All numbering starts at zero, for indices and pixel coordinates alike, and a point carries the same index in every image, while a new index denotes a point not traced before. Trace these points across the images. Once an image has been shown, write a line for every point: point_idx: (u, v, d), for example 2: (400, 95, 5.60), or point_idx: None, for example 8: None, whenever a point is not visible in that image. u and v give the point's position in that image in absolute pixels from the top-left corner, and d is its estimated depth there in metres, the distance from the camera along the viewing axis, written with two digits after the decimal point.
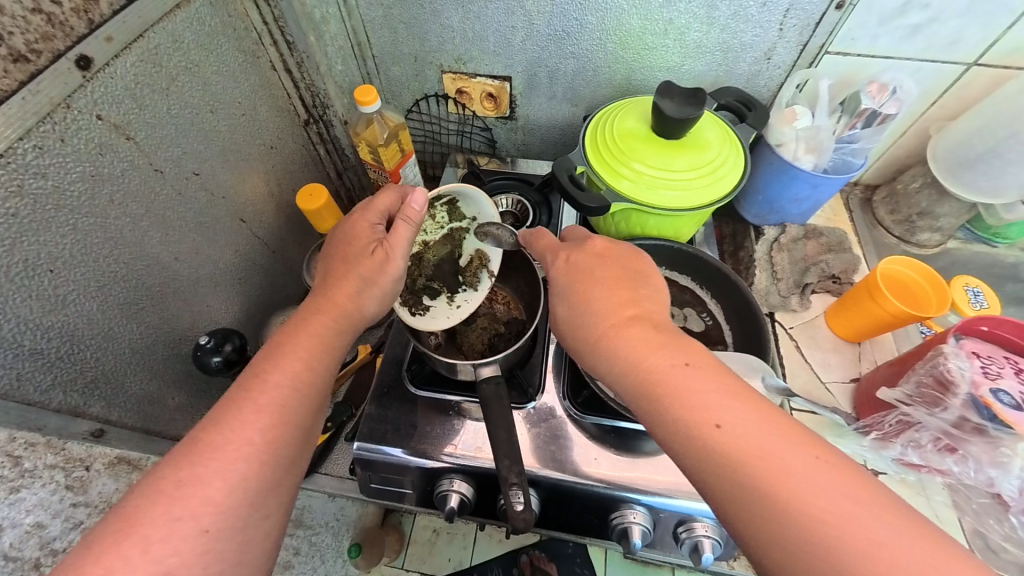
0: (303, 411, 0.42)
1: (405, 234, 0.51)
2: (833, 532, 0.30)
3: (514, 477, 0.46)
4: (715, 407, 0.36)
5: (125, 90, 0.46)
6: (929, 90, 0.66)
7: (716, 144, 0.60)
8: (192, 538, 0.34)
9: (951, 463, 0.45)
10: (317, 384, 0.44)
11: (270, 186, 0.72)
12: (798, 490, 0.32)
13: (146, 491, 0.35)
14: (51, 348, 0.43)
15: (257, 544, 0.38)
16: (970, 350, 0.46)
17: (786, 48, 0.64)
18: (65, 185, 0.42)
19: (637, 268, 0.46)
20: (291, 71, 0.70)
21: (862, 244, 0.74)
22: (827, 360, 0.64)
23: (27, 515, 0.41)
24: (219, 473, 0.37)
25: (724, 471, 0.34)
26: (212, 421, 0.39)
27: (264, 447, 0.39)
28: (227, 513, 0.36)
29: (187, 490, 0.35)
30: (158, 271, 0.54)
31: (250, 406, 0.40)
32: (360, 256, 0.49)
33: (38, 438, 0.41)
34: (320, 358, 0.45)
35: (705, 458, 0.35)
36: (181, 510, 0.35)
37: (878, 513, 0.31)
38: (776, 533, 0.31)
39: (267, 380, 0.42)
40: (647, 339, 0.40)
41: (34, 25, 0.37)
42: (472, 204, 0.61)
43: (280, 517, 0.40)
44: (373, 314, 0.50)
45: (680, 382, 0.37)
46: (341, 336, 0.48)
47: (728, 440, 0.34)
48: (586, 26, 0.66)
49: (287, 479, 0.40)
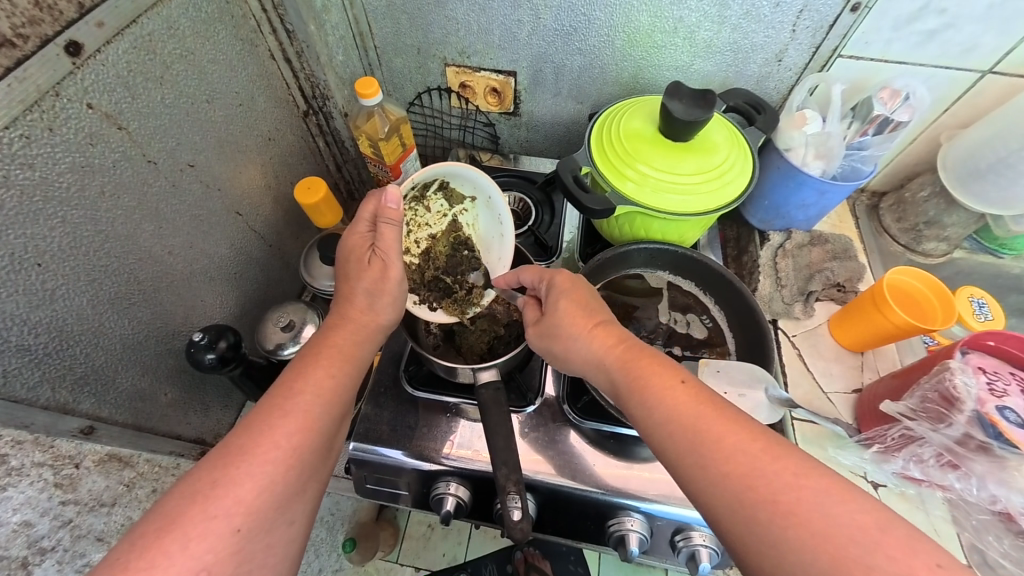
0: (328, 418, 0.41)
1: (392, 235, 0.48)
2: (775, 473, 0.33)
3: (512, 485, 0.45)
4: (676, 373, 0.40)
5: (117, 78, 0.44)
6: (942, 97, 0.65)
7: (724, 147, 0.59)
8: (224, 537, 0.33)
9: (952, 480, 0.45)
10: (342, 392, 0.43)
11: (267, 178, 0.70)
12: (744, 440, 0.35)
13: (179, 493, 0.34)
14: (39, 344, 0.42)
15: (282, 548, 0.37)
16: (977, 365, 0.45)
17: (798, 50, 0.63)
18: (54, 176, 0.41)
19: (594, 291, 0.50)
20: (290, 61, 0.68)
21: (867, 252, 0.74)
22: (828, 369, 0.63)
23: (14, 513, 0.40)
24: (251, 476, 0.36)
25: (686, 423, 0.37)
26: (242, 425, 0.38)
27: (292, 451, 0.38)
28: (258, 515, 0.35)
29: (222, 490, 0.35)
30: (150, 265, 0.52)
31: (278, 411, 0.39)
32: (360, 270, 0.48)
33: (25, 436, 0.40)
34: (343, 367, 0.44)
35: (670, 412, 0.38)
36: (215, 509, 0.34)
37: (812, 464, 0.34)
38: (729, 476, 0.34)
39: (293, 386, 0.41)
40: (619, 328, 0.46)
41: (20, 9, 0.36)
42: (468, 183, 0.59)
43: (303, 522, 0.39)
44: (389, 321, 0.49)
45: (648, 355, 0.42)
46: (363, 343, 0.47)
47: (688, 396, 0.38)
48: (595, 22, 0.64)
49: (311, 484, 0.39)
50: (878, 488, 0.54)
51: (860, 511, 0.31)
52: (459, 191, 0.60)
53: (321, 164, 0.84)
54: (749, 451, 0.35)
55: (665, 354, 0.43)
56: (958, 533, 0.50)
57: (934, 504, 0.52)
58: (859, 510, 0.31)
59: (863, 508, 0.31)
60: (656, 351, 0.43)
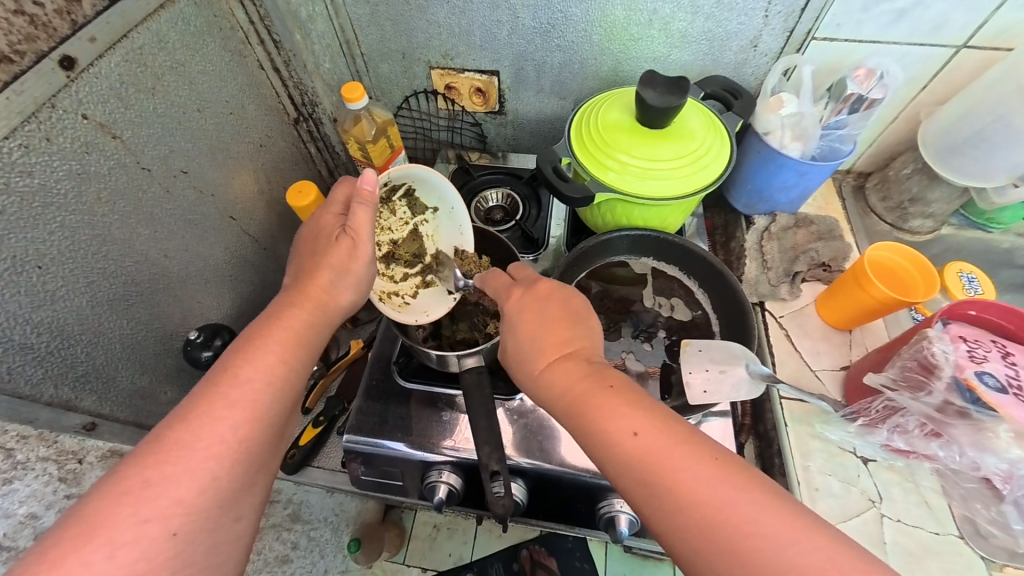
0: (277, 408, 0.41)
1: (365, 216, 0.48)
2: (729, 526, 0.31)
3: (496, 464, 0.47)
4: (629, 416, 0.37)
5: (110, 90, 0.47)
6: (918, 74, 0.65)
7: (700, 134, 0.60)
8: (160, 540, 0.32)
9: (936, 448, 0.46)
10: (295, 380, 0.43)
11: (259, 184, 0.72)
12: (699, 488, 0.33)
13: (105, 494, 0.32)
14: (41, 343, 0.44)
15: (228, 546, 0.36)
16: (957, 334, 0.46)
17: (772, 35, 0.64)
18: (52, 183, 0.43)
19: (575, 309, 0.46)
20: (279, 70, 0.72)
21: (853, 231, 0.74)
22: (815, 348, 0.64)
23: (20, 506, 0.42)
24: (190, 472, 0.35)
25: (640, 472, 0.35)
26: (178, 418, 0.36)
27: (236, 445, 0.37)
28: (199, 515, 0.34)
29: (155, 489, 0.33)
30: (147, 267, 0.54)
31: (222, 401, 0.38)
32: (328, 247, 0.48)
33: (30, 431, 0.42)
34: (296, 354, 0.43)
35: (622, 466, 0.36)
36: (148, 512, 0.32)
37: (763, 499, 0.32)
38: (687, 530, 0.33)
39: (237, 374, 0.40)
40: (571, 362, 0.42)
41: (17, 27, 0.38)
42: (433, 192, 0.61)
43: (249, 521, 0.38)
44: (348, 303, 0.49)
45: (600, 398, 0.39)
46: (318, 326, 0.46)
47: (637, 446, 0.36)
48: (572, 18, 0.65)
49: (258, 479, 0.39)
50: (868, 464, 0.55)
51: (807, 551, 0.30)
52: (422, 199, 0.62)
53: (313, 170, 0.87)
54: (704, 502, 0.33)
55: (618, 392, 0.39)
56: (949, 505, 0.52)
57: (923, 475, 0.54)
58: (812, 553, 0.30)
59: (807, 541, 0.30)
60: (608, 390, 0.39)
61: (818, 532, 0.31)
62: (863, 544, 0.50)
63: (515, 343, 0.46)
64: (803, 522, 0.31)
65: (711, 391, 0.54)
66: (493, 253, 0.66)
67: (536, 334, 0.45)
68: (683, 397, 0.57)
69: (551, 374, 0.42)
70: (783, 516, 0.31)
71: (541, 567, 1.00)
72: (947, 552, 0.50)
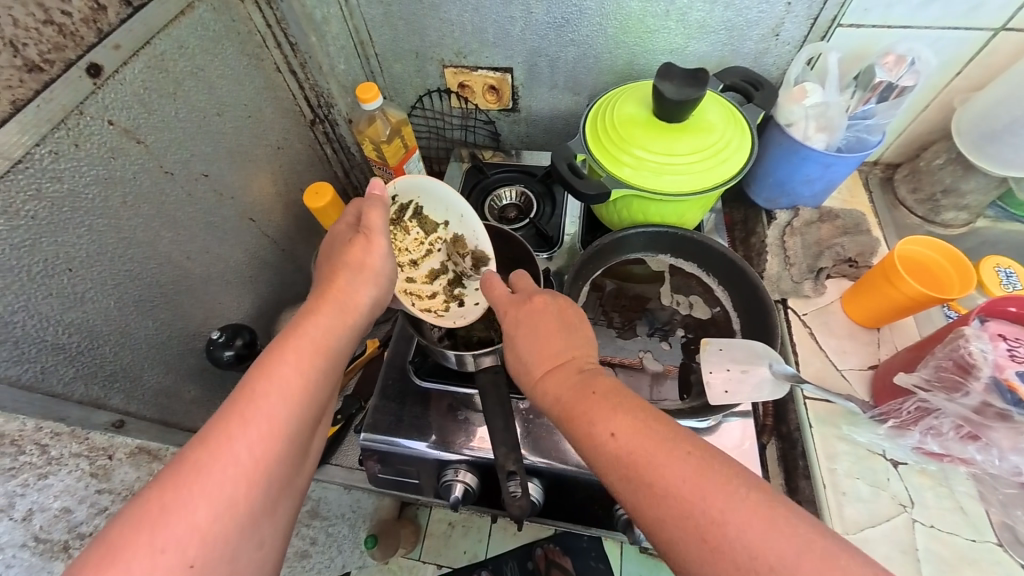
0: (295, 424, 0.40)
1: (377, 214, 0.50)
2: (705, 518, 0.31)
3: (512, 465, 0.47)
4: (608, 419, 0.37)
5: (134, 96, 0.48)
6: (951, 60, 0.62)
7: (720, 127, 0.59)
8: (177, 570, 0.33)
9: (973, 452, 0.45)
10: (312, 393, 0.42)
11: (277, 186, 0.74)
12: (675, 483, 0.33)
13: (129, 518, 0.33)
14: (72, 343, 0.45)
15: (250, 567, 0.37)
16: (995, 332, 0.43)
17: (795, 23, 0.62)
18: (80, 188, 0.44)
19: (566, 318, 0.45)
20: (296, 72, 0.73)
21: (881, 226, 0.71)
22: (842, 347, 0.61)
23: (55, 500, 0.44)
24: (207, 497, 0.35)
25: (622, 471, 0.35)
26: (197, 439, 0.36)
27: (253, 467, 0.37)
28: (214, 543, 0.35)
29: (171, 517, 0.34)
30: (170, 269, 0.56)
31: (239, 420, 0.38)
32: (343, 251, 0.49)
33: (63, 428, 0.43)
34: (313, 366, 0.43)
35: (605, 467, 0.36)
36: (164, 541, 0.33)
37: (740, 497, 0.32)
38: (665, 522, 0.33)
39: (254, 391, 0.39)
40: (564, 372, 0.42)
41: (46, 36, 0.40)
42: (440, 206, 0.61)
43: (273, 539, 0.39)
44: (370, 302, 0.48)
45: (586, 404, 0.38)
46: (337, 331, 0.46)
47: (619, 447, 0.35)
48: (586, 12, 0.64)
49: (279, 500, 0.39)
50: (898, 467, 0.53)
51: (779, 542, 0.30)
52: (432, 216, 0.61)
53: (329, 171, 0.88)
54: (679, 495, 0.33)
55: (601, 397, 0.38)
56: (986, 510, 0.49)
57: (958, 479, 0.51)
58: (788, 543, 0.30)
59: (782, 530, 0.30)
60: (593, 396, 0.38)
61: (791, 520, 0.31)
62: (893, 550, 0.48)
63: (510, 354, 0.46)
64: (779, 513, 0.31)
65: (732, 391, 0.52)
66: (508, 252, 0.66)
67: (527, 346, 0.44)
68: (703, 397, 0.55)
69: (544, 384, 0.42)
70: (759, 507, 0.31)
71: (556, 566, 1.00)
72: (984, 561, 0.47)
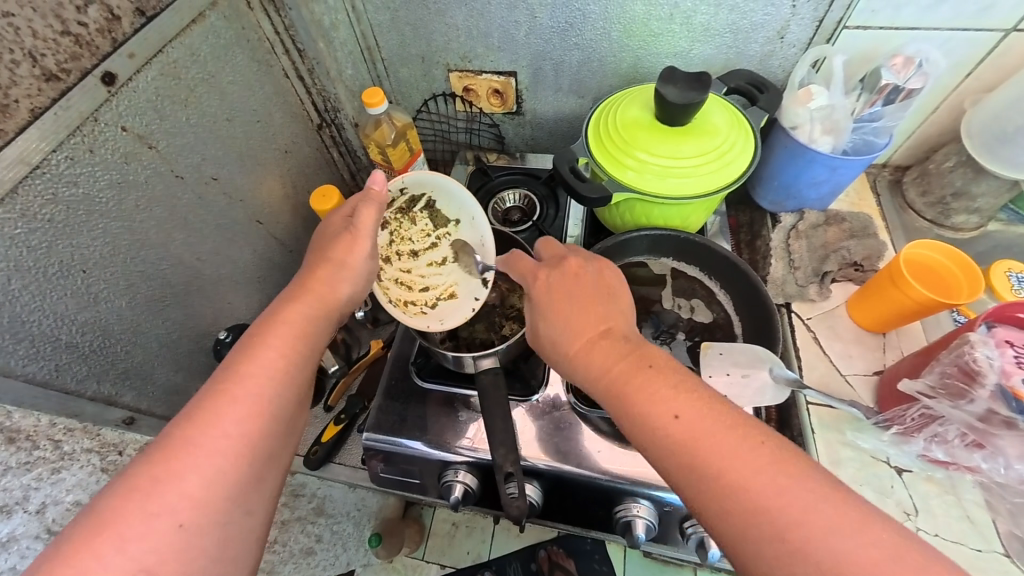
0: (283, 402, 0.41)
1: (370, 213, 0.51)
2: (778, 516, 0.31)
3: (510, 466, 0.48)
4: (670, 401, 0.37)
5: (148, 103, 0.50)
6: (962, 61, 0.61)
7: (725, 129, 0.58)
8: (169, 534, 0.33)
9: (979, 460, 0.44)
10: (298, 372, 0.43)
11: (286, 189, 0.75)
12: (746, 478, 0.33)
13: (118, 490, 0.34)
14: (85, 341, 0.46)
15: (241, 537, 0.37)
16: (1003, 338, 0.42)
17: (800, 25, 0.61)
18: (96, 192, 0.46)
19: (604, 286, 0.46)
20: (303, 78, 0.74)
21: (889, 229, 0.70)
22: (847, 352, 0.61)
23: (68, 493, 0.45)
24: (198, 468, 0.36)
25: (685, 460, 0.35)
26: (185, 415, 0.37)
27: (242, 441, 0.38)
28: (207, 509, 0.35)
29: (165, 485, 0.34)
30: (182, 270, 0.57)
31: (226, 397, 0.39)
32: (331, 245, 0.50)
33: (76, 424, 0.45)
34: (298, 348, 0.44)
35: (663, 452, 0.36)
36: (157, 507, 0.34)
37: (816, 490, 0.32)
38: (732, 515, 0.33)
39: (241, 369, 0.40)
40: (609, 342, 0.43)
41: (63, 46, 0.41)
42: (455, 204, 0.61)
43: (264, 512, 0.39)
44: (349, 296, 0.50)
45: (639, 380, 0.39)
46: (321, 318, 0.47)
47: (684, 429, 0.36)
48: (590, 16, 0.65)
49: (269, 472, 0.40)
50: (904, 475, 0.52)
51: (851, 545, 0.30)
52: (444, 211, 0.62)
53: (336, 174, 0.89)
54: (750, 487, 0.33)
55: (658, 372, 0.39)
56: (993, 520, 0.49)
57: (965, 488, 0.51)
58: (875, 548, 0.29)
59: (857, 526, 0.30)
60: (649, 370, 0.39)
61: (863, 512, 0.31)
62: None
63: (545, 327, 0.46)
64: (851, 509, 0.31)
65: (732, 396, 0.52)
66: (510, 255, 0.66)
67: (566, 317, 0.45)
68: None
69: (587, 357, 0.42)
70: (838, 505, 0.31)
71: (559, 567, 1.01)
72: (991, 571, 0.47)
